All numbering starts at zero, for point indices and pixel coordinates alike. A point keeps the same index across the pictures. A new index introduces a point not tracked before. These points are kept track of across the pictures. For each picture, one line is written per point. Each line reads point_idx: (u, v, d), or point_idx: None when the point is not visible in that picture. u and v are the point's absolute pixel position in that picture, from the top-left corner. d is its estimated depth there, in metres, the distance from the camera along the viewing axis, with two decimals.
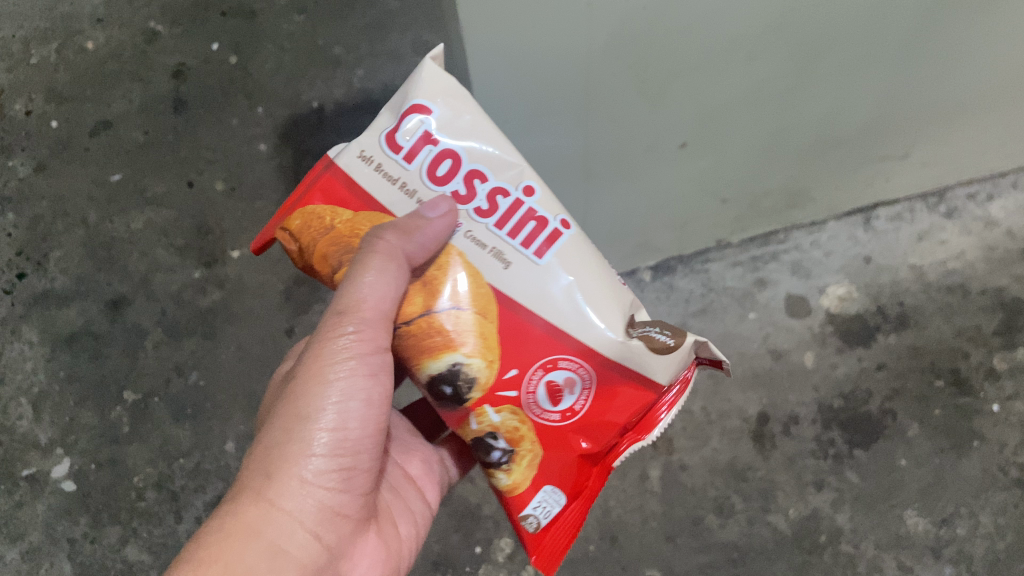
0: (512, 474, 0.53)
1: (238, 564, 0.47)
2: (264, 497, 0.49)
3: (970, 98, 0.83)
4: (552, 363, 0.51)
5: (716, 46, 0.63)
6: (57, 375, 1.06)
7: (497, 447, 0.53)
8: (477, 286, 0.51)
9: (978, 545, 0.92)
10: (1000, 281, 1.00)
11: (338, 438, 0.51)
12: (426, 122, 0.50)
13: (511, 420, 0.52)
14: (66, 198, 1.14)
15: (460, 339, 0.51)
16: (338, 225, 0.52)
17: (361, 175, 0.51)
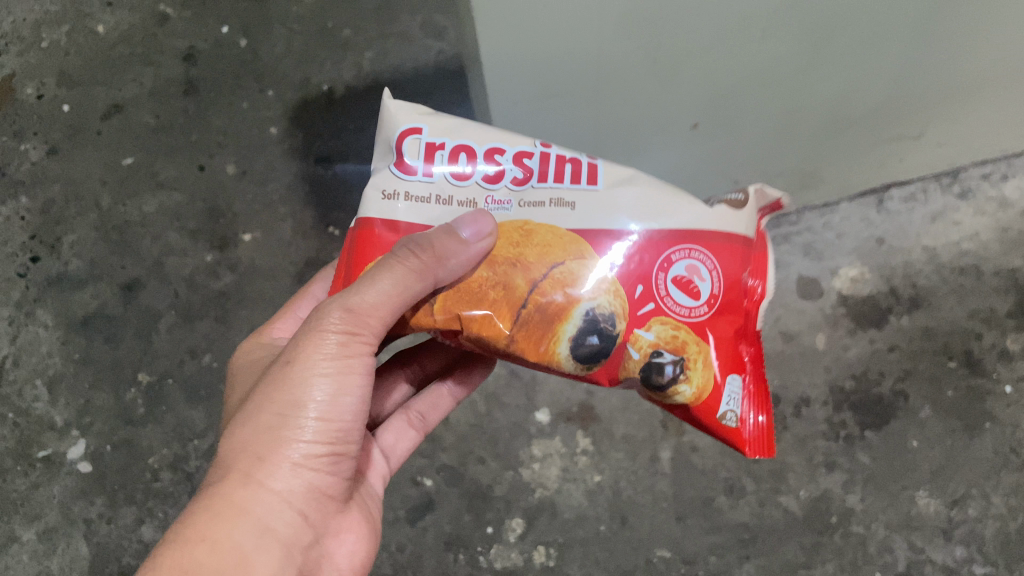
0: (691, 382, 0.52)
1: (225, 541, 0.48)
2: (253, 479, 0.49)
3: (986, 77, 0.82)
4: (668, 262, 0.52)
5: (729, 24, 0.63)
6: (72, 357, 1.07)
7: (667, 362, 0.51)
8: (562, 242, 0.51)
9: (989, 526, 0.92)
10: (1014, 262, 0.99)
11: (329, 425, 0.51)
12: (422, 137, 0.51)
13: (664, 334, 0.51)
14: (78, 182, 1.14)
15: (574, 286, 0.50)
16: None
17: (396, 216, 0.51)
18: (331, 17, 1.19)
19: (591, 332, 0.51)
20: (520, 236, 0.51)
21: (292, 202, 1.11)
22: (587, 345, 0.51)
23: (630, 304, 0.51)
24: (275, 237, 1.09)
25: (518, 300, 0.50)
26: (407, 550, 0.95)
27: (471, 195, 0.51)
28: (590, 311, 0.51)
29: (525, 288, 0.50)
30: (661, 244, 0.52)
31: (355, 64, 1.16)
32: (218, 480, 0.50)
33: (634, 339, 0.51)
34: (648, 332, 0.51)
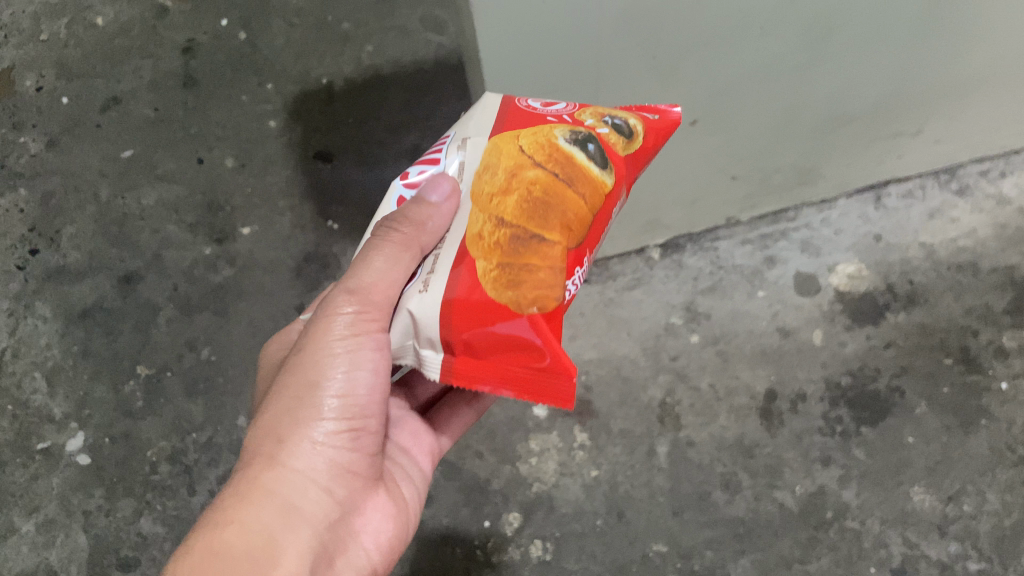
0: (627, 117, 0.53)
1: (255, 522, 0.49)
2: (275, 459, 0.51)
3: (984, 72, 0.82)
4: (529, 104, 0.54)
5: (729, 20, 0.63)
6: (71, 350, 1.07)
7: (615, 117, 0.53)
8: (488, 158, 0.50)
9: (984, 522, 0.92)
10: (1011, 259, 1.00)
11: (346, 403, 0.52)
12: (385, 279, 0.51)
13: (589, 116, 0.53)
14: (78, 174, 1.14)
15: (530, 136, 0.50)
16: (490, 271, 0.47)
17: (442, 267, 0.48)
18: (331, 12, 1.19)
19: (582, 148, 0.50)
20: (484, 170, 0.50)
21: (291, 195, 1.11)
22: (597, 156, 0.50)
23: (565, 121, 0.52)
24: (274, 231, 1.10)
25: (550, 179, 0.49)
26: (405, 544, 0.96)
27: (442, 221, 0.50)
28: (569, 139, 0.50)
29: (542, 170, 0.49)
30: (511, 104, 0.54)
31: (354, 58, 1.16)
32: (246, 463, 0.52)
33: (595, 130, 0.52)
34: (584, 122, 0.52)
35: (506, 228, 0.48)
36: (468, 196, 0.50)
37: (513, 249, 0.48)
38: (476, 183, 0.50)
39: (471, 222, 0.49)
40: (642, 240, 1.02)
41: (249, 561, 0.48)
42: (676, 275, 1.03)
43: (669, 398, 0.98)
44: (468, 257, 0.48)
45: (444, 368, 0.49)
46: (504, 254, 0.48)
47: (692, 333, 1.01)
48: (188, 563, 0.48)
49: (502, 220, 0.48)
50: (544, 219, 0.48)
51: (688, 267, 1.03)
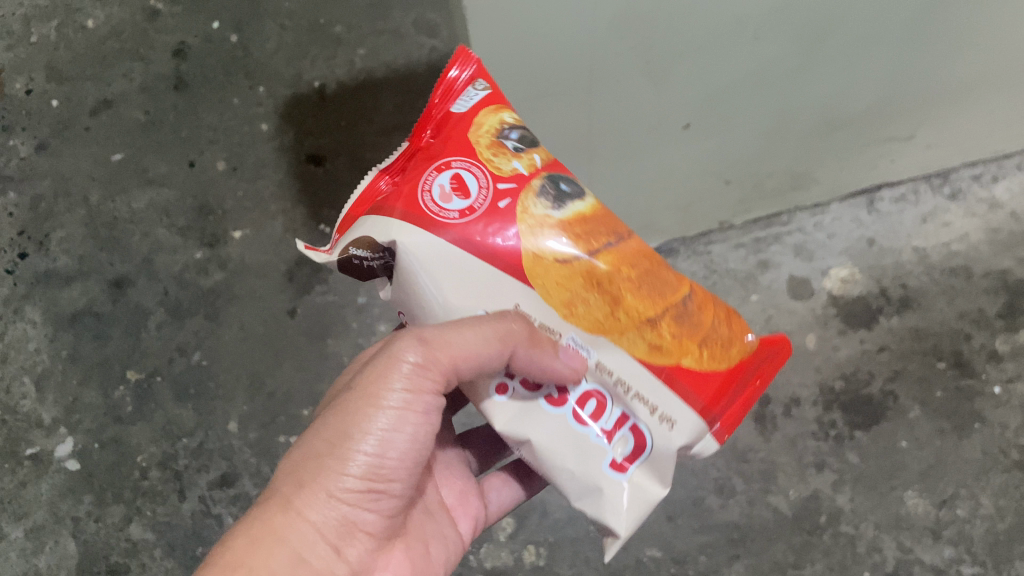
0: (502, 120, 0.52)
1: (258, 569, 0.47)
2: (292, 507, 0.48)
3: (976, 77, 0.82)
4: (467, 213, 0.49)
5: (722, 25, 0.63)
6: (60, 354, 1.06)
7: (510, 138, 0.52)
8: (581, 302, 0.50)
9: (978, 526, 0.92)
10: (1003, 263, 1.00)
11: (381, 463, 0.50)
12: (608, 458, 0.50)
13: (502, 159, 0.51)
14: (68, 178, 1.13)
15: (568, 243, 0.50)
16: (686, 359, 0.50)
17: (661, 394, 0.50)
18: (323, 14, 1.18)
19: (566, 197, 0.51)
20: (577, 307, 0.50)
21: (283, 199, 1.10)
22: (575, 190, 0.52)
23: (517, 193, 0.50)
24: (266, 235, 1.09)
25: (616, 252, 0.51)
26: None
27: (594, 373, 0.50)
28: (556, 203, 0.51)
29: (606, 252, 0.50)
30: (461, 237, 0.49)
31: (347, 61, 1.16)
32: (263, 504, 0.50)
33: (536, 166, 0.51)
34: (523, 172, 0.51)
35: (664, 320, 0.50)
36: (592, 335, 0.50)
37: (676, 326, 0.51)
38: (581, 320, 0.50)
39: (630, 349, 0.50)
40: None
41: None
42: None
43: None
44: (669, 366, 0.50)
45: (719, 438, 0.51)
46: (679, 339, 0.50)
47: None
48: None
49: (653, 321, 0.50)
50: (660, 291, 0.51)
51: (681, 271, 1.03)
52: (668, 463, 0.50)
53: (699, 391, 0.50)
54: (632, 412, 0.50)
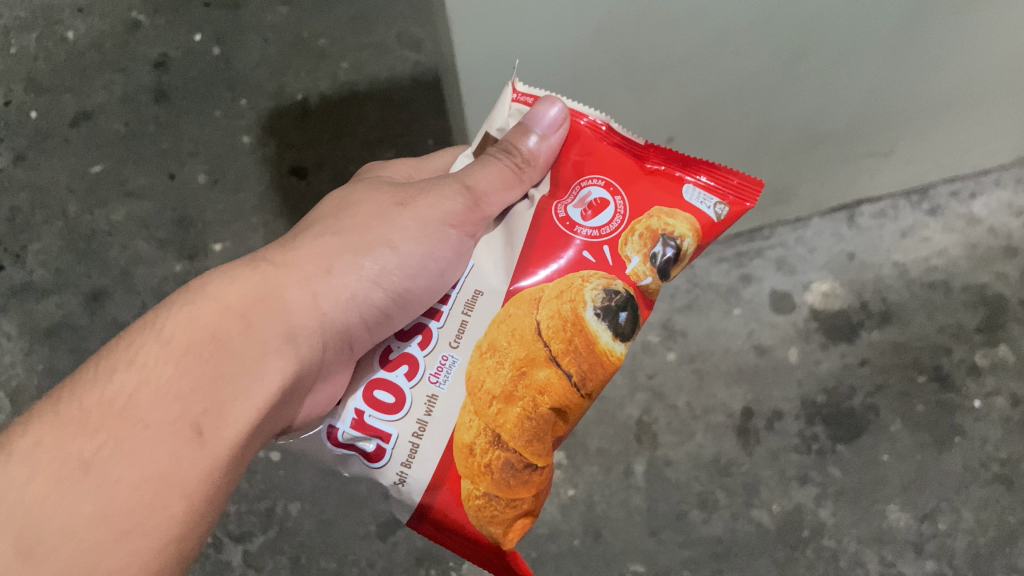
0: (682, 231, 0.53)
1: (258, 333, 0.49)
2: (312, 286, 0.52)
3: (953, 94, 0.83)
4: (568, 219, 0.53)
5: (703, 40, 0.63)
6: (36, 368, 1.04)
7: (664, 251, 0.52)
8: (493, 332, 0.51)
9: (959, 540, 0.92)
10: (982, 278, 1.01)
11: (400, 278, 0.53)
12: (343, 428, 0.52)
13: (635, 242, 0.52)
14: (45, 190, 1.12)
15: (545, 306, 0.51)
16: (477, 481, 0.50)
17: (422, 472, 0.51)
18: (307, 28, 1.18)
19: (612, 320, 0.52)
20: (491, 354, 0.51)
21: (265, 211, 1.10)
22: (623, 329, 0.52)
23: (606, 269, 0.52)
24: (247, 246, 1.08)
25: (560, 381, 0.50)
26: (378, 566, 0.93)
27: (422, 395, 0.51)
28: (598, 310, 0.51)
29: (555, 372, 0.50)
30: (546, 219, 0.54)
31: (330, 75, 1.15)
32: (275, 268, 0.52)
33: (638, 282, 0.53)
34: (627, 268, 0.52)
35: (502, 450, 0.50)
36: (464, 381, 0.51)
37: (512, 466, 0.50)
38: (482, 366, 0.51)
39: (465, 425, 0.50)
40: None
41: (240, 366, 0.47)
42: None
43: (646, 416, 0.97)
44: (457, 465, 0.50)
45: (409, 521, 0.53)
46: (501, 467, 0.50)
47: (668, 351, 1.00)
48: (186, 333, 0.47)
49: (502, 445, 0.50)
50: (541, 447, 0.51)
51: (664, 285, 1.03)
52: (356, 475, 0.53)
53: (439, 504, 0.51)
54: (392, 450, 0.51)
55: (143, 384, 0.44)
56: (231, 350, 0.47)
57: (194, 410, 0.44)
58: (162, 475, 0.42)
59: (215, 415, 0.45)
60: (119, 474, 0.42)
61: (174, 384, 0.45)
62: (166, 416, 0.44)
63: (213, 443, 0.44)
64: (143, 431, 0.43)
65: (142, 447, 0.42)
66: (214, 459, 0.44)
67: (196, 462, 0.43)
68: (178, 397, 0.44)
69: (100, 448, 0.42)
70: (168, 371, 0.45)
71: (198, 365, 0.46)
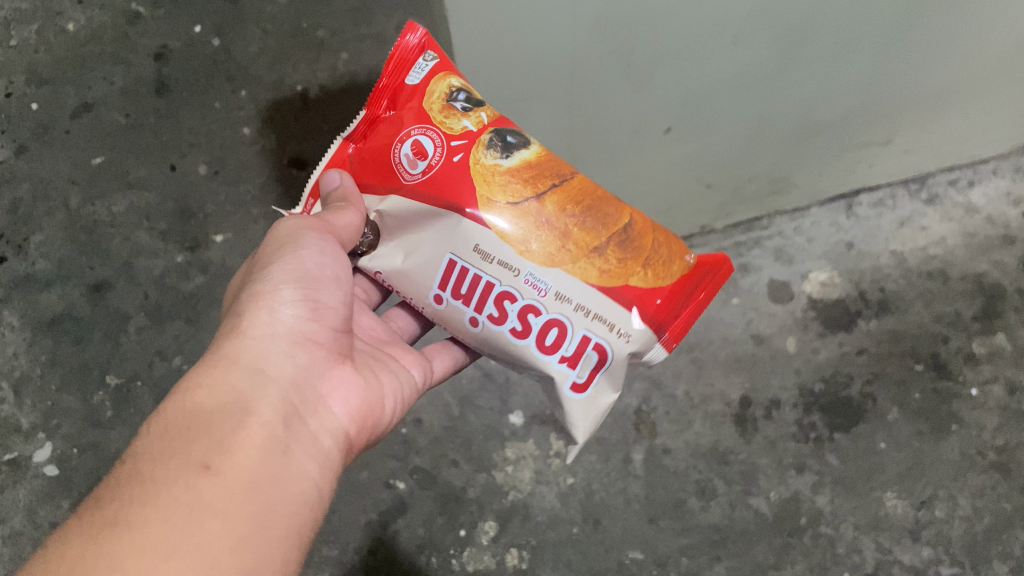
0: (447, 86, 0.61)
1: (216, 380, 0.51)
2: (240, 333, 0.54)
3: (952, 82, 0.84)
4: (426, 168, 0.60)
5: (700, 32, 0.63)
6: (39, 359, 1.04)
7: (460, 98, 0.61)
8: (511, 235, 0.58)
9: (956, 527, 0.93)
10: (980, 267, 1.02)
11: (301, 276, 0.57)
12: (576, 375, 0.60)
13: (453, 120, 0.60)
14: (47, 181, 1.13)
15: (497, 194, 0.58)
16: (627, 275, 0.58)
17: (617, 314, 0.58)
18: (306, 19, 1.19)
19: (511, 147, 0.60)
20: (527, 245, 0.58)
21: (266, 203, 1.10)
22: (521, 139, 0.60)
23: (471, 146, 0.60)
24: (248, 237, 1.09)
25: (556, 191, 0.59)
26: (379, 554, 0.94)
27: (553, 303, 0.58)
28: (504, 154, 0.59)
29: (547, 196, 0.59)
30: (422, 185, 0.60)
31: (329, 66, 1.16)
32: (211, 351, 0.54)
33: (485, 123, 0.61)
34: (473, 128, 0.60)
35: (607, 247, 0.58)
36: (546, 267, 0.58)
37: (616, 238, 0.59)
38: (534, 255, 0.58)
39: (585, 276, 0.58)
40: None
41: (221, 411, 0.49)
42: None
43: (645, 405, 0.98)
44: (619, 285, 0.58)
45: (668, 341, 0.61)
46: (614, 249, 0.58)
47: None
48: (155, 423, 0.49)
49: (600, 253, 0.58)
50: (604, 222, 0.59)
51: None
52: (621, 372, 0.60)
53: (653, 307, 0.58)
54: (594, 333, 0.58)
55: (136, 464, 0.46)
56: (201, 405, 0.49)
57: (193, 454, 0.45)
58: (197, 511, 0.43)
59: (217, 450, 0.46)
60: (151, 526, 0.42)
61: (166, 450, 0.46)
62: (169, 469, 0.45)
63: (228, 471, 0.45)
64: (154, 489, 0.43)
65: (161, 498, 0.43)
66: (234, 482, 0.45)
67: (218, 489, 0.44)
68: (172, 454, 0.46)
69: (119, 513, 0.43)
70: (154, 448, 0.46)
71: (179, 428, 0.47)
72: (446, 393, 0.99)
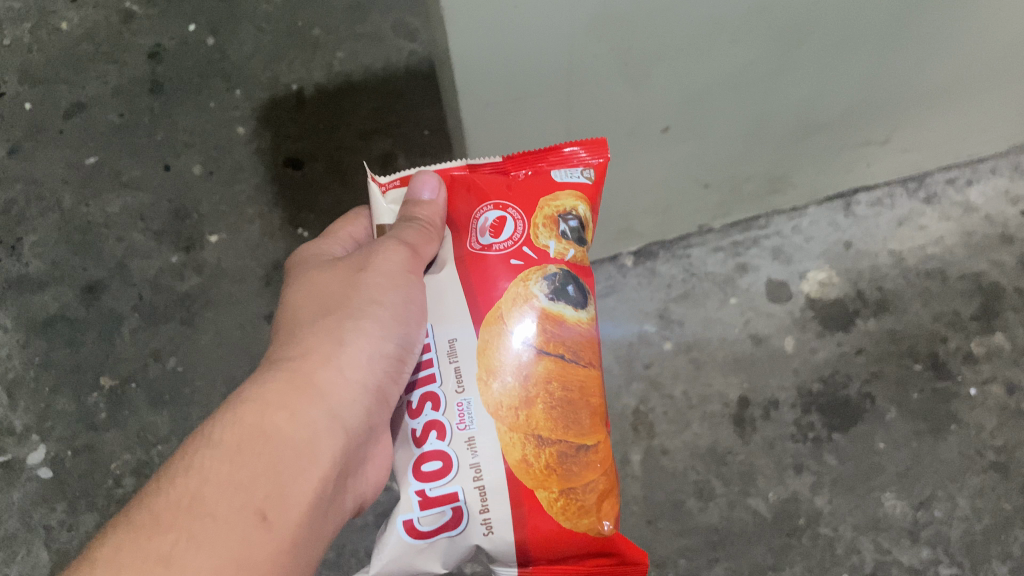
0: (572, 204, 0.55)
1: (302, 417, 0.48)
2: (334, 362, 0.51)
3: (951, 80, 0.83)
4: (488, 246, 0.53)
5: (699, 31, 0.63)
6: (33, 361, 1.04)
7: (568, 222, 0.55)
8: (481, 350, 0.51)
9: (955, 527, 0.92)
10: (978, 266, 1.01)
11: (396, 329, 0.52)
12: (415, 516, 0.50)
13: (544, 230, 0.54)
14: (40, 182, 1.12)
15: (508, 312, 0.51)
16: (549, 486, 0.50)
17: (500, 505, 0.49)
18: (301, 17, 1.18)
19: (563, 297, 0.53)
20: (492, 376, 0.50)
21: (261, 203, 1.10)
22: (578, 299, 0.53)
23: (534, 262, 0.53)
24: (242, 237, 1.08)
25: (560, 364, 0.51)
26: None
27: (461, 442, 0.50)
28: (549, 295, 0.52)
29: (551, 361, 0.51)
30: (468, 260, 0.54)
31: (324, 65, 1.15)
32: (297, 358, 0.51)
33: (563, 258, 0.54)
34: (550, 253, 0.54)
35: (548, 449, 0.50)
36: (487, 411, 0.50)
37: (568, 452, 0.50)
38: (487, 391, 0.50)
39: (507, 449, 0.49)
40: (615, 248, 1.02)
41: (294, 452, 0.47)
42: (649, 282, 1.03)
43: (643, 406, 0.98)
44: (525, 489, 0.49)
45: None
46: (557, 459, 0.50)
47: (665, 340, 1.01)
48: (235, 431, 0.47)
49: (540, 445, 0.50)
50: (574, 429, 0.51)
51: (661, 275, 1.04)
52: (456, 554, 0.51)
53: (537, 529, 0.50)
54: (466, 501, 0.49)
55: (202, 484, 0.45)
56: (275, 440, 0.47)
57: (254, 498, 0.45)
58: (240, 570, 0.42)
59: (277, 499, 0.45)
60: (198, 574, 0.41)
61: (229, 482, 0.45)
62: (230, 509, 0.44)
63: (279, 528, 0.45)
64: (212, 535, 0.43)
65: (215, 545, 0.43)
66: (282, 543, 0.45)
67: (267, 546, 0.44)
68: (239, 488, 0.45)
69: (173, 546, 0.42)
70: (224, 472, 0.45)
71: (252, 461, 0.46)
72: None
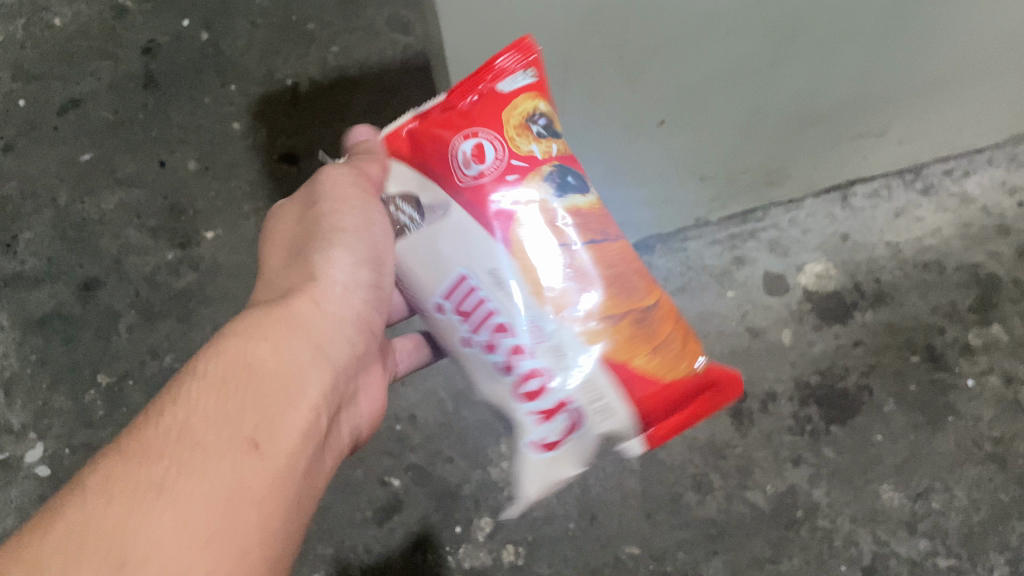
0: (537, 107, 0.59)
1: (287, 347, 0.48)
2: (310, 294, 0.54)
3: (949, 72, 0.83)
4: (482, 169, 0.58)
5: (694, 23, 0.63)
6: (30, 359, 1.03)
7: (537, 122, 0.59)
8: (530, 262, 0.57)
9: (952, 518, 0.91)
10: (976, 257, 1.01)
11: (364, 256, 0.58)
12: (553, 426, 0.57)
13: (521, 140, 0.59)
14: (36, 179, 1.12)
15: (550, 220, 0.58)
16: (638, 360, 0.57)
17: (608, 389, 0.57)
18: (295, 11, 1.18)
19: (570, 190, 0.60)
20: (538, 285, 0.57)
21: (256, 199, 1.09)
22: (580, 185, 0.61)
23: (535, 168, 0.59)
24: (237, 234, 1.07)
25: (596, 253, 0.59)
26: (375, 552, 0.93)
27: (542, 351, 0.57)
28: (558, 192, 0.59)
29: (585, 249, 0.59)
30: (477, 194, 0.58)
31: (319, 60, 1.15)
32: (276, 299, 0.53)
33: (551, 153, 0.60)
34: (538, 155, 0.59)
35: (623, 320, 0.58)
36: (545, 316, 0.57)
37: (643, 323, 0.59)
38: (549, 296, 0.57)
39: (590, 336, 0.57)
40: None
41: (280, 382, 0.46)
42: (646, 276, 1.03)
43: None
44: (620, 363, 0.57)
45: (649, 439, 0.57)
46: (637, 336, 0.57)
47: None
48: (219, 364, 0.46)
49: (613, 322, 0.58)
50: (631, 296, 0.59)
51: (657, 268, 1.04)
52: (589, 444, 0.58)
53: (646, 395, 0.57)
54: (573, 395, 0.57)
55: (191, 415, 0.42)
56: (261, 375, 0.45)
57: (244, 427, 0.43)
58: (235, 497, 0.40)
59: (267, 429, 0.43)
60: (194, 500, 0.39)
61: (217, 413, 0.43)
62: (221, 437, 0.42)
63: (273, 458, 0.43)
64: (205, 462, 0.40)
65: (208, 473, 0.40)
66: (278, 471, 0.43)
67: (262, 474, 0.42)
68: (228, 418, 0.43)
69: (164, 474, 0.39)
70: (210, 405, 0.43)
71: (238, 394, 0.44)
72: (441, 389, 0.98)
